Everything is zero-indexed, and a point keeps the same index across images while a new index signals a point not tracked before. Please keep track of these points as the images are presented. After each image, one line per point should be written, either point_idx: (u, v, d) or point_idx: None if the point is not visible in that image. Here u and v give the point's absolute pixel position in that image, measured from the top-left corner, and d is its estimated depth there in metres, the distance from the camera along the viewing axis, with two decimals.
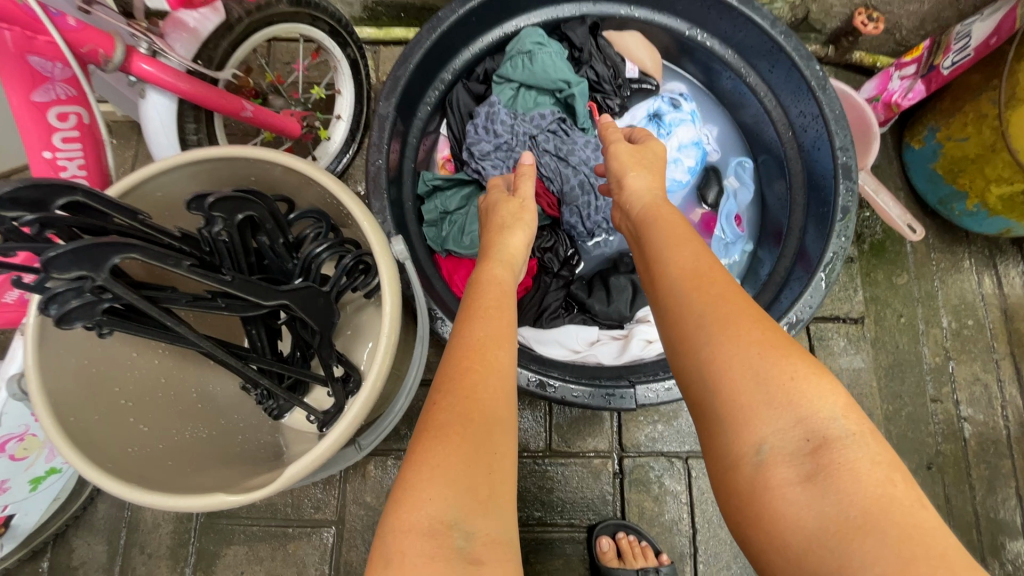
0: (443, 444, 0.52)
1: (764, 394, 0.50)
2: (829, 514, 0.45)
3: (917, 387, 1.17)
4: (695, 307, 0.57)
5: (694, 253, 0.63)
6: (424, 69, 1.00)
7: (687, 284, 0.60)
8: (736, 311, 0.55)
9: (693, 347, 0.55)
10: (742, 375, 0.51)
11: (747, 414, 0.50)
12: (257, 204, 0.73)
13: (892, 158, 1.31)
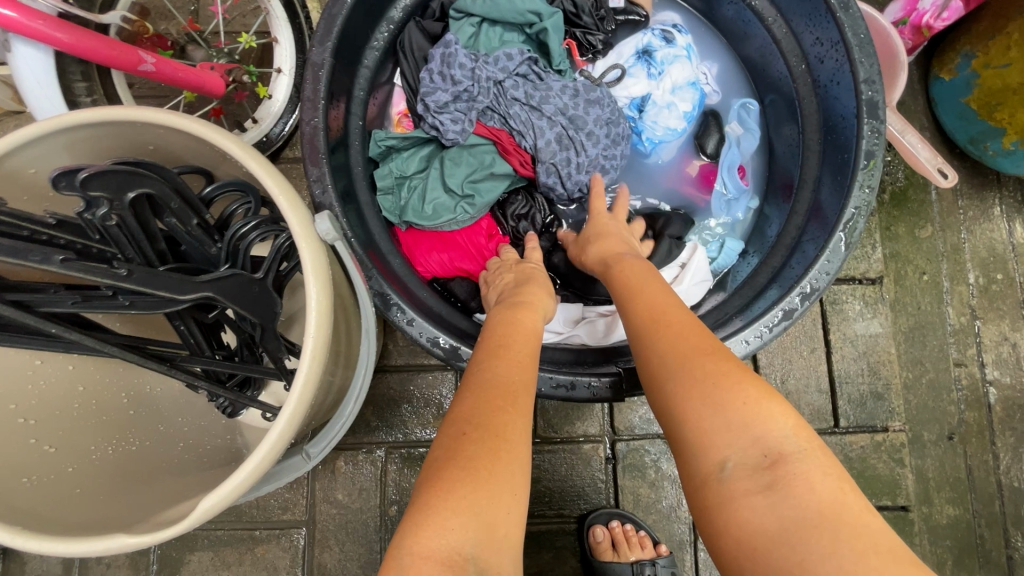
0: (464, 478, 0.49)
1: (723, 418, 0.52)
2: (788, 518, 0.46)
3: (940, 352, 1.06)
4: (662, 346, 0.59)
5: (663, 295, 0.66)
6: (367, 5, 0.84)
7: (654, 324, 0.62)
8: (696, 346, 0.58)
9: (658, 382, 0.58)
10: (703, 405, 0.53)
11: (712, 436, 0.52)
12: (151, 178, 0.59)
13: (917, 93, 1.14)
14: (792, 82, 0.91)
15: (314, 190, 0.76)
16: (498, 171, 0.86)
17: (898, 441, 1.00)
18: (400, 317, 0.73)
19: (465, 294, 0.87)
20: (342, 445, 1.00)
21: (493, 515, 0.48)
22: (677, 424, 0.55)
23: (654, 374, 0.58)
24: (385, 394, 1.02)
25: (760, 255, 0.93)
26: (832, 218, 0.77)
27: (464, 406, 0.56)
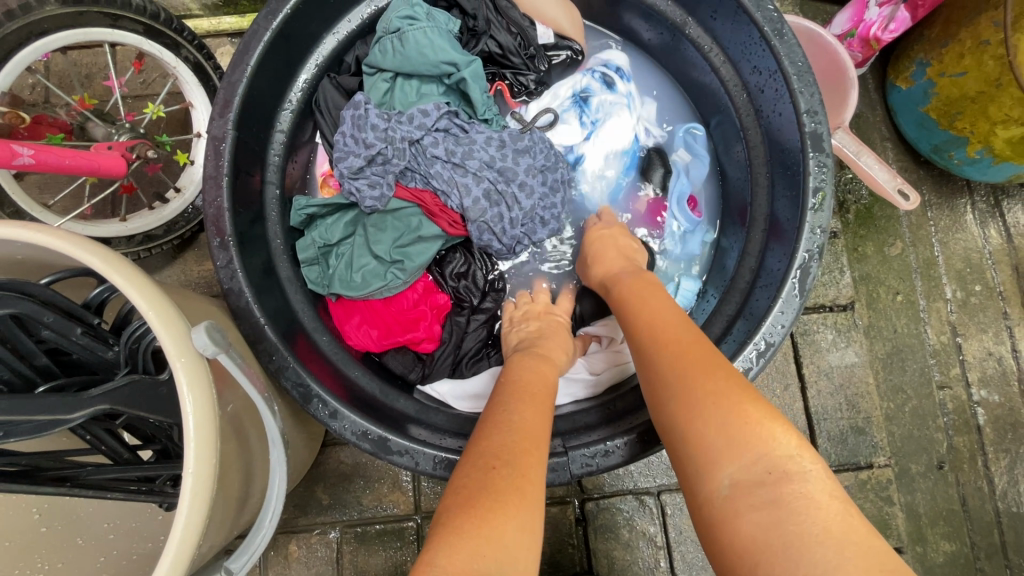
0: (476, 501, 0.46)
1: (725, 432, 0.49)
2: (794, 532, 0.42)
3: (921, 376, 1.00)
4: (666, 364, 0.56)
5: (666, 313, 0.63)
6: (273, 68, 0.78)
7: (658, 344, 0.59)
8: (702, 363, 0.55)
9: (662, 402, 0.54)
10: (708, 423, 0.50)
11: (712, 450, 0.48)
12: (12, 296, 0.53)
13: (874, 103, 1.09)
14: (734, 107, 0.85)
15: (222, 277, 0.69)
16: (426, 234, 0.82)
17: (884, 477, 0.94)
18: (323, 410, 0.67)
19: (401, 368, 0.82)
20: (294, 527, 0.94)
21: (516, 541, 0.44)
22: (677, 440, 0.52)
23: (658, 397, 0.55)
24: (337, 470, 0.95)
25: (718, 293, 0.86)
26: (785, 259, 0.72)
27: (484, 442, 0.53)
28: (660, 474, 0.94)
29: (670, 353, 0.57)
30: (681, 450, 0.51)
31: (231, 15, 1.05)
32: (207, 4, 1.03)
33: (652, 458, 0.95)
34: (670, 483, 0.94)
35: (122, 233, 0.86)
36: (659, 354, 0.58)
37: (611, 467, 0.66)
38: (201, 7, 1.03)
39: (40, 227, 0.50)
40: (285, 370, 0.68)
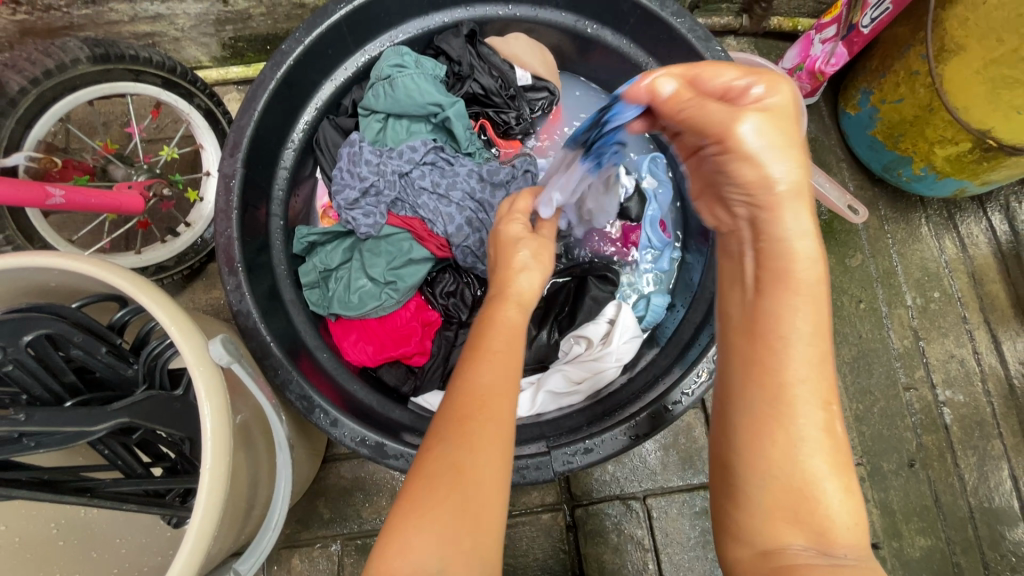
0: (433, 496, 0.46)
1: (817, 522, 0.44)
2: None
3: (888, 378, 1.06)
4: (783, 415, 0.45)
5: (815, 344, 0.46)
6: (277, 113, 0.86)
7: (782, 389, 0.46)
8: (825, 436, 0.45)
9: (764, 461, 0.46)
10: (804, 509, 0.44)
11: (796, 530, 0.44)
12: (48, 318, 0.60)
13: (829, 128, 1.18)
14: None
15: (232, 299, 0.76)
16: (417, 256, 0.89)
17: (857, 475, 0.99)
18: (324, 419, 0.73)
19: (395, 381, 0.89)
20: (297, 542, 0.98)
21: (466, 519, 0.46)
22: (759, 498, 0.46)
23: (763, 450, 0.46)
24: (337, 484, 1.00)
25: (686, 304, 0.93)
26: None
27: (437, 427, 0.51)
28: (645, 478, 0.99)
29: (794, 406, 0.45)
30: (753, 507, 0.46)
31: (237, 65, 1.15)
32: (216, 55, 1.13)
33: (637, 463, 1.00)
34: (655, 487, 0.99)
35: (137, 265, 0.93)
36: (783, 394, 0.45)
37: (591, 463, 0.71)
38: (211, 58, 1.14)
39: (76, 256, 0.57)
40: (289, 383, 0.74)
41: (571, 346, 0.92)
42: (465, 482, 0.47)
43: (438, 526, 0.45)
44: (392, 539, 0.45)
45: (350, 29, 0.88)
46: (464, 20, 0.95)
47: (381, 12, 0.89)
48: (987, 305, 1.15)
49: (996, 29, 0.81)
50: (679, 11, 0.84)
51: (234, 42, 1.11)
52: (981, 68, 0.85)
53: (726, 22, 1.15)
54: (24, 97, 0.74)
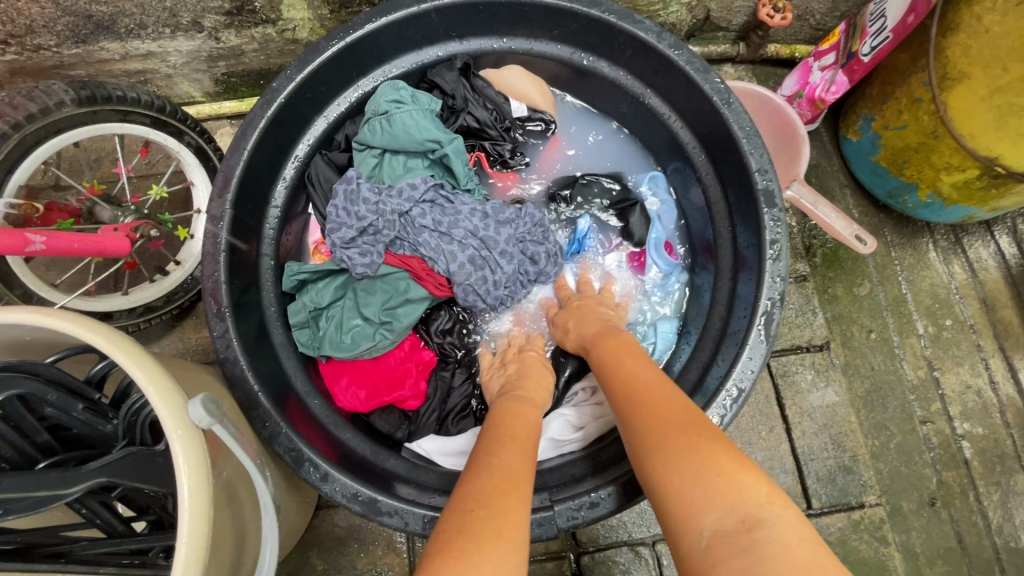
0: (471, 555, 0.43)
1: (702, 485, 0.49)
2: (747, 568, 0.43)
3: (903, 412, 1.02)
4: (638, 413, 0.60)
5: (643, 368, 0.66)
6: (269, 151, 0.85)
7: (631, 399, 0.62)
8: (667, 415, 0.57)
9: (640, 453, 0.56)
10: (689, 476, 0.51)
11: (692, 503, 0.49)
12: (20, 377, 0.57)
13: (830, 153, 1.16)
14: (694, 166, 0.92)
15: (218, 346, 0.73)
16: (413, 296, 0.86)
17: (877, 516, 0.95)
18: (314, 473, 0.69)
19: (388, 427, 0.85)
20: None
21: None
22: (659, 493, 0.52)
23: (638, 449, 0.57)
24: (330, 533, 0.95)
25: (698, 329, 0.91)
26: (749, 308, 0.77)
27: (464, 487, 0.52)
28: (654, 522, 0.94)
29: (642, 406, 0.60)
30: (661, 500, 0.52)
31: (230, 100, 1.14)
32: (209, 90, 1.12)
33: (645, 507, 0.95)
34: (664, 531, 0.94)
35: (123, 306, 0.90)
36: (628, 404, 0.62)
37: (596, 519, 0.67)
38: (203, 93, 1.13)
39: (52, 311, 0.55)
40: (278, 436, 0.70)
41: (576, 392, 0.88)
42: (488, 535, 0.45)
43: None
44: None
45: (343, 65, 0.87)
46: (458, 54, 0.94)
47: (374, 48, 0.88)
48: (1001, 332, 1.12)
49: (1001, 58, 0.79)
50: (676, 43, 0.83)
51: (227, 77, 1.09)
52: (987, 96, 0.83)
53: (723, 50, 1.14)
54: (5, 141, 0.72)
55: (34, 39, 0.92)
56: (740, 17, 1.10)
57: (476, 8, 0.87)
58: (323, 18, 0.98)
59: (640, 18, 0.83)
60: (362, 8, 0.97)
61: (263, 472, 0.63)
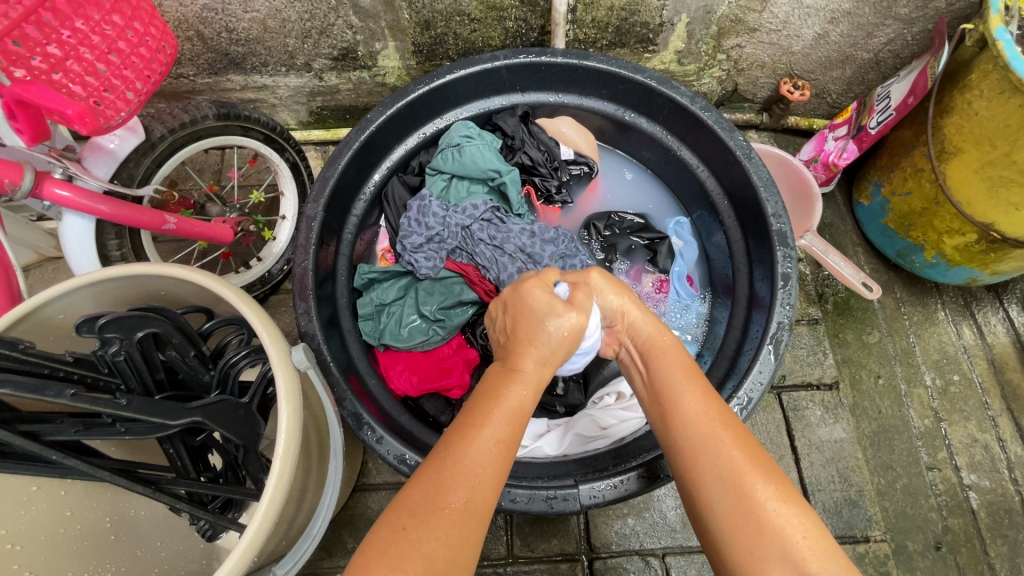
0: (445, 522, 0.50)
1: (774, 549, 0.51)
2: None
3: (909, 456, 1.07)
4: (706, 453, 0.57)
5: (710, 398, 0.62)
6: (355, 169, 1.01)
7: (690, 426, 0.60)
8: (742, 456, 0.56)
9: (710, 498, 0.55)
10: (769, 544, 0.51)
11: (764, 564, 0.51)
12: (159, 319, 0.70)
13: (844, 215, 1.28)
14: (717, 210, 1.05)
15: (300, 321, 0.86)
16: (466, 298, 0.99)
17: (881, 551, 0.99)
18: (371, 435, 0.79)
19: (434, 410, 0.97)
20: (318, 569, 1.00)
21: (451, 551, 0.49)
22: (722, 534, 0.54)
23: (703, 489, 0.56)
24: (363, 514, 1.03)
25: (712, 355, 1.01)
26: (761, 334, 0.87)
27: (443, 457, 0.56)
28: (666, 534, 1.00)
29: (711, 442, 0.58)
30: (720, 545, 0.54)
31: (319, 129, 1.33)
32: (303, 119, 1.32)
33: (657, 519, 1.01)
34: (674, 545, 0.99)
35: None
36: (696, 434, 0.59)
37: (619, 498, 0.76)
38: (297, 121, 1.32)
39: (194, 269, 0.69)
40: (343, 400, 0.81)
41: (603, 397, 0.95)
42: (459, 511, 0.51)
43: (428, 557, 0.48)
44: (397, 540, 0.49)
45: (425, 105, 1.05)
46: (520, 104, 1.11)
47: (451, 94, 1.06)
48: (1009, 393, 1.17)
49: (989, 136, 0.91)
50: (706, 105, 0.98)
51: (320, 110, 1.29)
52: (978, 168, 0.95)
53: (749, 119, 1.30)
54: (162, 142, 0.88)
55: (178, 69, 1.13)
56: (764, 91, 1.26)
57: (539, 68, 1.04)
58: (410, 67, 1.17)
59: (677, 84, 0.99)
60: (443, 61, 1.16)
61: (335, 421, 0.78)
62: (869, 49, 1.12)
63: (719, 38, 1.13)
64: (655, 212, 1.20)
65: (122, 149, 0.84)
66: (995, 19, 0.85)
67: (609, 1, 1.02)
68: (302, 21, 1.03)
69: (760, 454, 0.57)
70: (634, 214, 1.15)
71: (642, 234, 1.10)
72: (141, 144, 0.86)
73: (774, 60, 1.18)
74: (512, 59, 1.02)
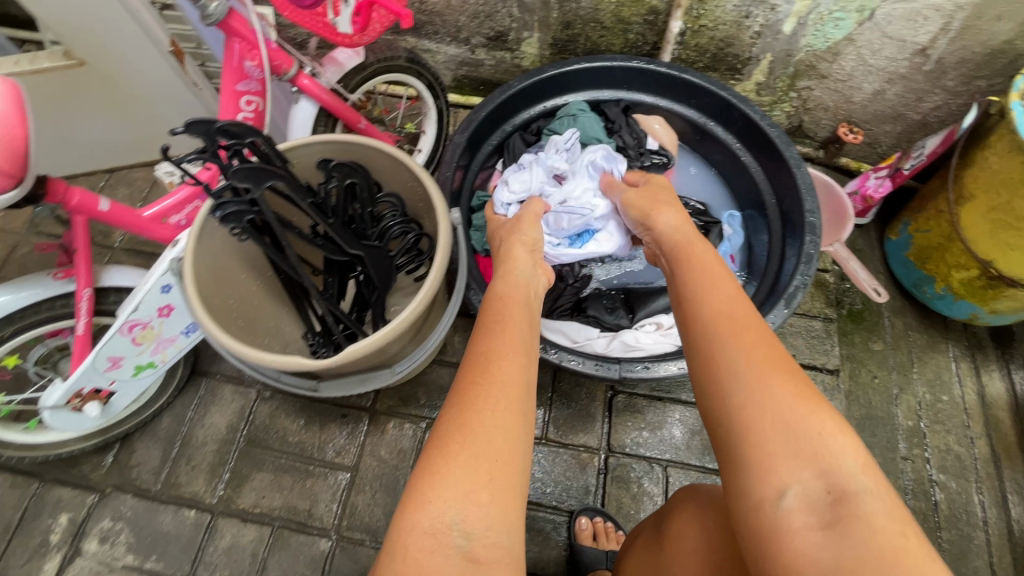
0: (480, 420, 0.63)
1: (791, 447, 0.60)
2: (817, 497, 0.58)
3: (888, 442, 1.28)
4: (729, 362, 0.68)
5: (744, 312, 0.73)
6: (491, 120, 1.32)
7: (721, 330, 0.71)
8: (758, 356, 0.67)
9: (729, 393, 0.66)
10: (780, 441, 0.61)
11: (776, 465, 0.60)
12: (362, 176, 1.02)
13: (874, 246, 1.51)
14: (765, 207, 1.30)
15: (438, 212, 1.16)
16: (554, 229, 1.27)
17: None
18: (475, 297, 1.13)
19: None
20: (395, 411, 1.28)
21: (494, 446, 0.62)
22: (739, 434, 0.64)
23: (723, 387, 0.67)
24: (436, 381, 1.31)
25: None
26: (782, 293, 1.11)
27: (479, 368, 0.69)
28: (670, 450, 1.23)
29: (737, 346, 0.69)
30: (737, 447, 0.64)
31: (455, 93, 1.67)
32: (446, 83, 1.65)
33: (666, 437, 1.24)
34: (676, 459, 1.22)
35: None
36: (723, 340, 0.70)
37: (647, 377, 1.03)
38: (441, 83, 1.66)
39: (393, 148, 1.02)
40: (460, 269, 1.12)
41: (645, 324, 1.21)
42: (493, 417, 0.64)
43: (467, 452, 0.60)
44: (444, 447, 0.61)
45: (552, 84, 1.35)
46: (624, 99, 1.41)
47: (572, 79, 1.36)
48: (992, 423, 1.34)
49: (998, 184, 1.13)
50: (773, 124, 1.25)
51: (462, 78, 1.61)
52: (986, 212, 1.17)
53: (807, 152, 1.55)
54: (371, 66, 1.20)
55: None
56: (824, 131, 1.51)
57: (646, 74, 1.34)
58: (544, 56, 1.49)
59: (752, 104, 1.26)
60: (571, 56, 1.48)
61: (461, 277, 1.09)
62: (918, 111, 1.37)
63: (794, 79, 1.39)
64: (713, 206, 1.46)
65: (348, 63, 1.16)
66: (1013, 95, 1.08)
67: (711, 31, 1.31)
68: (476, 5, 1.36)
69: (789, 365, 0.67)
70: (691, 201, 1.41)
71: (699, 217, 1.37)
72: (359, 64, 1.18)
73: (836, 106, 1.44)
74: (627, 62, 1.32)
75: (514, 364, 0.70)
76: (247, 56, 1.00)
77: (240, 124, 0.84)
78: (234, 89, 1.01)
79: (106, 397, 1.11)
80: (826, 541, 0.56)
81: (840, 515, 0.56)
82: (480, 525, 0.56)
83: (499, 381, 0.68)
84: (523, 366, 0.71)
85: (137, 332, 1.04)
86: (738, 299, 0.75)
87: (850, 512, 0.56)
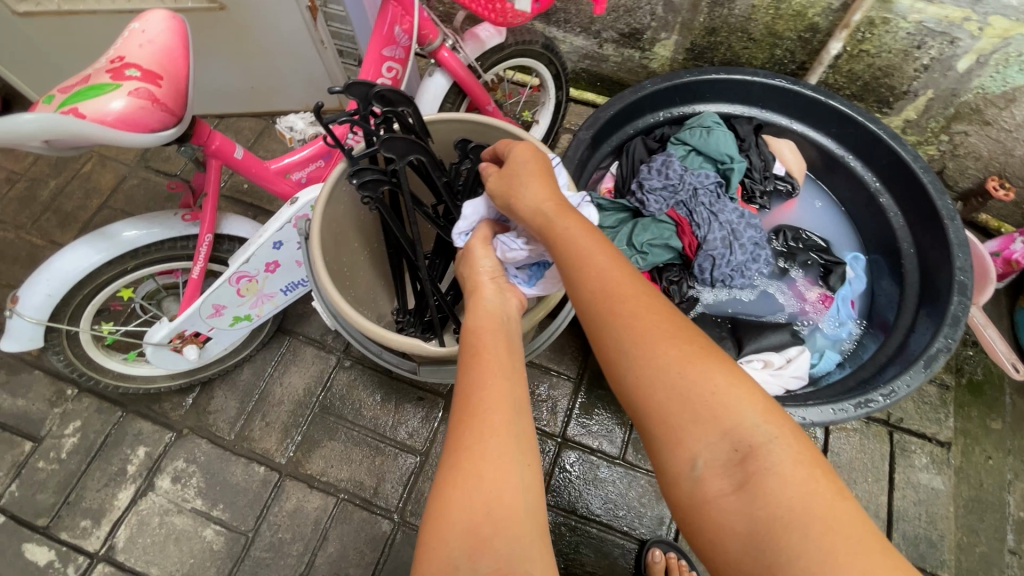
0: (472, 456, 0.54)
1: (690, 416, 0.54)
2: (731, 466, 0.52)
3: (996, 531, 1.16)
4: (623, 338, 0.57)
5: (609, 266, 0.61)
6: (616, 120, 1.25)
7: (598, 300, 0.59)
8: (648, 321, 0.57)
9: (620, 372, 0.57)
10: (686, 414, 0.54)
11: (682, 435, 0.54)
12: None
13: (1002, 313, 1.38)
14: (900, 254, 1.20)
15: None
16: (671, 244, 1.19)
17: None
18: None
19: None
20: None
21: (491, 474, 0.54)
22: (645, 414, 0.56)
23: (616, 364, 0.58)
24: None
25: (853, 367, 1.16)
26: (918, 354, 1.01)
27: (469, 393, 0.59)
28: None
29: (623, 314, 0.58)
30: (647, 427, 0.56)
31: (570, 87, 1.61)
32: None
33: None
34: None
35: None
36: (602, 311, 0.59)
37: None
38: None
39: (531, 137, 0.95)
40: None
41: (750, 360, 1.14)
42: (479, 451, 0.55)
43: (466, 495, 0.52)
44: (444, 500, 0.53)
45: (685, 91, 1.27)
46: (757, 117, 1.32)
47: (708, 89, 1.28)
48: None
49: None
50: (927, 167, 1.14)
51: (580, 71, 1.56)
52: None
53: None
54: (511, 47, 1.16)
55: None
56: (967, 182, 1.38)
57: (790, 94, 1.25)
58: (675, 61, 1.42)
59: (906, 142, 1.15)
60: (705, 65, 1.40)
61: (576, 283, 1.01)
62: None
63: (950, 120, 1.27)
64: (836, 244, 1.35)
65: (489, 41, 1.12)
66: None
67: (872, 58, 1.21)
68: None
69: (675, 327, 0.58)
70: (809, 233, 1.31)
71: (822, 255, 1.26)
72: (498, 43, 1.14)
73: (991, 156, 1.30)
74: (771, 79, 1.23)
75: (505, 389, 0.59)
76: (398, 21, 0.97)
77: (395, 90, 0.80)
78: (379, 54, 0.99)
79: (203, 342, 1.11)
80: (755, 518, 0.49)
81: (755, 481, 0.50)
82: (487, 557, 0.49)
83: (492, 406, 0.58)
84: (517, 382, 0.61)
85: (243, 284, 1.03)
86: (612, 255, 0.62)
87: (765, 480, 0.50)
